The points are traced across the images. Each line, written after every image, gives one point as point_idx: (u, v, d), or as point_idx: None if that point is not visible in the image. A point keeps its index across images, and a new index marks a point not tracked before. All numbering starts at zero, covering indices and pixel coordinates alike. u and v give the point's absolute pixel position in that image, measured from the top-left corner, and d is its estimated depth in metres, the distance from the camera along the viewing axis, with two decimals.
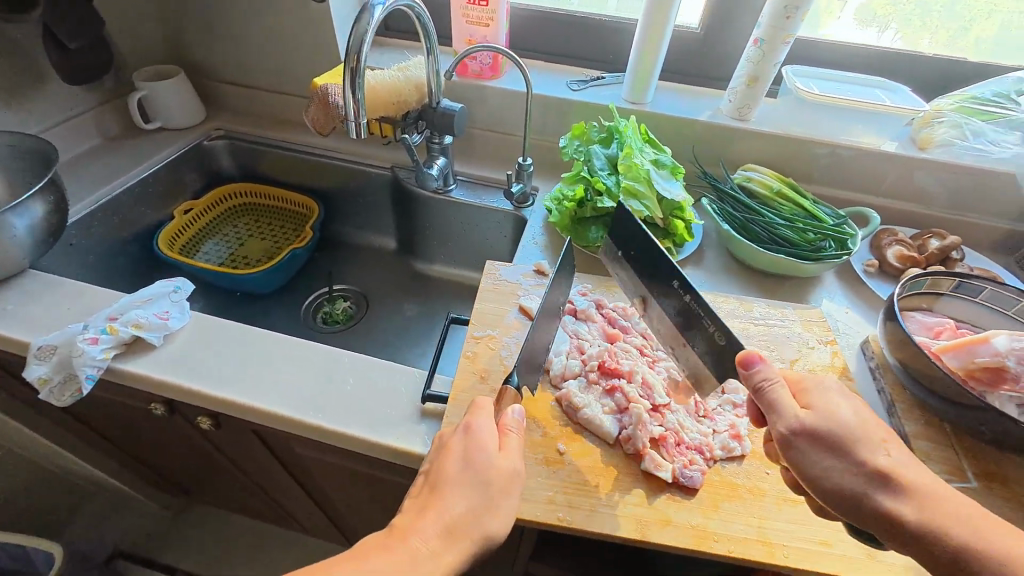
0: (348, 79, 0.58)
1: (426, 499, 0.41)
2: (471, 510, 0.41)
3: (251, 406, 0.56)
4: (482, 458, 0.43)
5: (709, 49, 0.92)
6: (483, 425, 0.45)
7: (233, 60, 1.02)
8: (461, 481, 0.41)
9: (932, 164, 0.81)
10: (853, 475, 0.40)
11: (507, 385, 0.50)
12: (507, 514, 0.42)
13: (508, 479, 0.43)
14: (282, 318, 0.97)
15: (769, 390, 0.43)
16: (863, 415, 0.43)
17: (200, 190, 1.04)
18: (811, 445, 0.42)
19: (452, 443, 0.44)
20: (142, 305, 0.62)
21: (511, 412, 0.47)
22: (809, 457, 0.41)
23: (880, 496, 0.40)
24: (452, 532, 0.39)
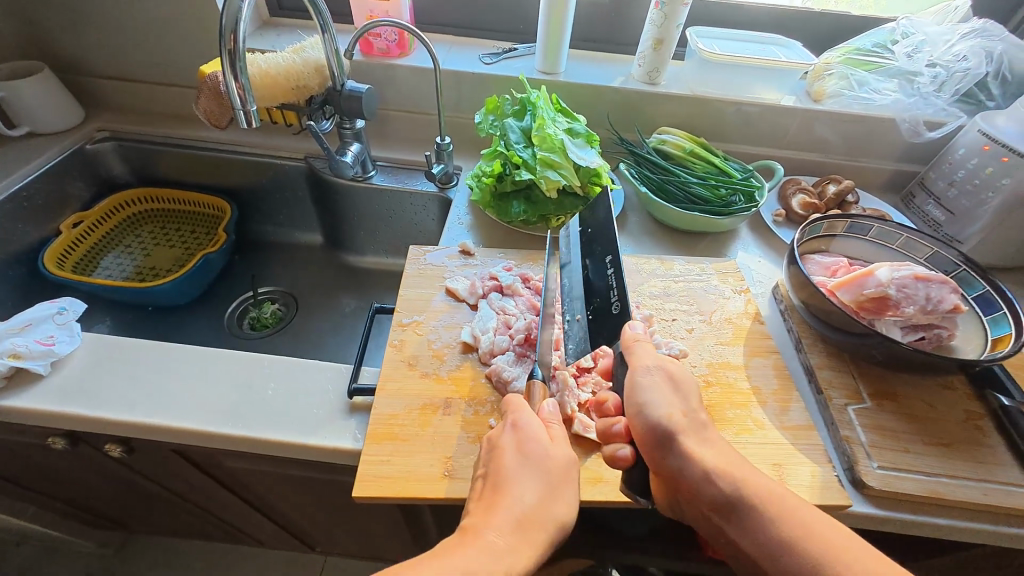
0: (228, 64, 0.53)
1: (489, 498, 0.40)
2: (538, 502, 0.40)
3: (161, 426, 0.52)
4: (535, 447, 0.43)
5: (615, 15, 0.92)
6: (529, 418, 0.45)
7: (108, 51, 0.91)
8: (521, 472, 0.41)
9: (826, 114, 0.86)
10: (682, 415, 0.45)
11: (534, 378, 0.50)
12: (571, 503, 0.42)
13: (565, 466, 0.43)
14: (204, 328, 0.91)
15: (638, 345, 0.48)
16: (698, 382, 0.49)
17: (90, 200, 0.94)
18: (660, 385, 0.47)
19: (502, 440, 0.44)
20: (19, 333, 0.55)
21: (546, 405, 0.48)
22: (649, 389, 0.46)
23: (686, 439, 0.44)
24: (523, 524, 0.38)
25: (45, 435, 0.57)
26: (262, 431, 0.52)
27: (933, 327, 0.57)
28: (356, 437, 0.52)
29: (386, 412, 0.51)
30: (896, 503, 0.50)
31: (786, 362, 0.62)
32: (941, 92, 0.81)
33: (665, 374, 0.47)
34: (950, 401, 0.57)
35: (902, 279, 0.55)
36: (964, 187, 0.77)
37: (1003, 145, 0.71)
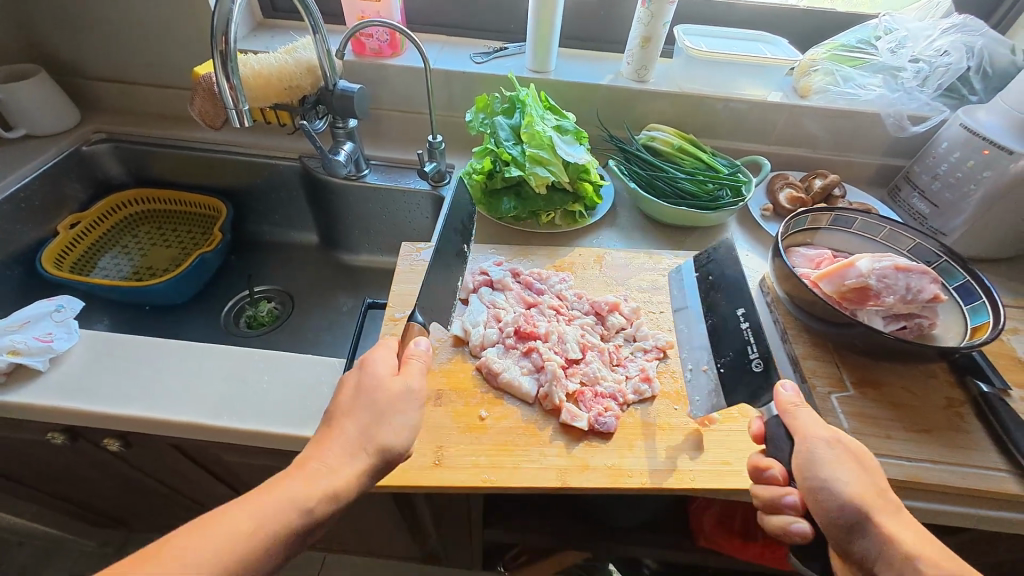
0: (220, 65, 0.54)
1: (322, 433, 0.45)
2: (363, 432, 0.44)
3: (157, 419, 0.53)
4: (369, 385, 0.46)
5: (604, 14, 0.93)
6: (376, 359, 0.48)
7: (103, 53, 0.92)
8: (353, 409, 0.45)
9: (812, 110, 0.87)
10: (874, 495, 0.42)
11: (412, 319, 0.52)
12: (406, 428, 0.45)
13: (404, 396, 0.46)
14: (201, 327, 0.92)
15: (797, 411, 0.47)
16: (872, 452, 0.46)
17: (87, 201, 0.95)
18: (844, 462, 0.43)
19: (349, 381, 0.48)
20: (18, 330, 0.56)
21: (414, 344, 0.50)
22: (829, 465, 0.43)
23: (884, 520, 0.41)
24: (350, 451, 0.43)
25: (45, 430, 0.58)
26: (257, 424, 0.53)
27: (914, 316, 0.58)
28: None
29: None
30: None
31: (772, 352, 0.63)
32: (925, 87, 0.82)
33: (847, 450, 0.44)
34: (931, 388, 0.58)
35: (882, 269, 0.56)
36: (947, 180, 0.78)
37: (984, 138, 0.72)
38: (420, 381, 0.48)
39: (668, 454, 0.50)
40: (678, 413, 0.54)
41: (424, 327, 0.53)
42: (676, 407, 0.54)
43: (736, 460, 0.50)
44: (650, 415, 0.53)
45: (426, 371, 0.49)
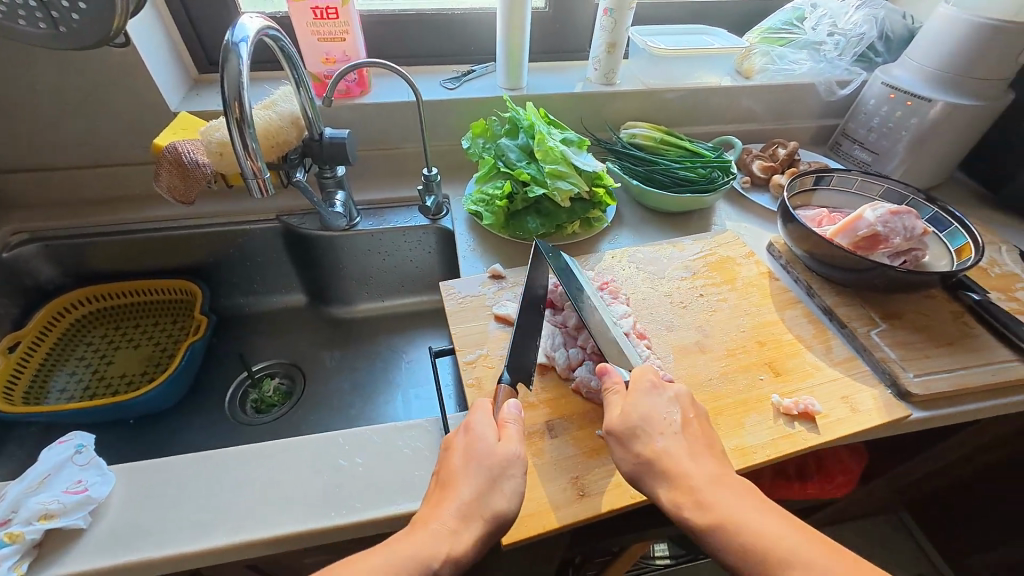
0: (237, 129, 0.49)
1: (436, 495, 0.43)
2: (478, 495, 0.42)
3: (250, 542, 0.46)
4: (481, 447, 0.45)
5: (561, 26, 0.96)
6: (481, 420, 0.47)
7: (11, 141, 0.78)
8: (465, 470, 0.43)
9: (758, 88, 0.97)
10: (631, 465, 0.45)
11: (500, 384, 0.52)
12: (515, 494, 0.43)
13: (512, 462, 0.45)
14: (200, 427, 0.80)
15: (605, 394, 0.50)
16: (667, 411, 0.47)
17: (22, 315, 0.79)
18: (611, 443, 0.46)
19: (455, 443, 0.46)
20: (39, 488, 0.47)
21: (509, 407, 0.49)
22: (607, 451, 0.47)
23: (644, 486, 0.44)
24: (465, 514, 0.41)
25: None
26: (370, 512, 0.48)
27: (911, 251, 0.67)
28: None
29: None
30: (935, 402, 0.59)
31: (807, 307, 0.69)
32: (843, 56, 0.95)
33: (606, 434, 0.47)
34: (936, 307, 0.68)
35: (885, 216, 0.65)
36: (881, 131, 0.91)
37: (904, 92, 0.86)
38: (520, 444, 0.47)
39: (775, 422, 0.54)
40: (764, 382, 0.58)
41: (511, 389, 0.53)
42: (761, 377, 0.59)
43: (829, 410, 0.56)
44: (744, 391, 0.57)
45: (522, 434, 0.47)
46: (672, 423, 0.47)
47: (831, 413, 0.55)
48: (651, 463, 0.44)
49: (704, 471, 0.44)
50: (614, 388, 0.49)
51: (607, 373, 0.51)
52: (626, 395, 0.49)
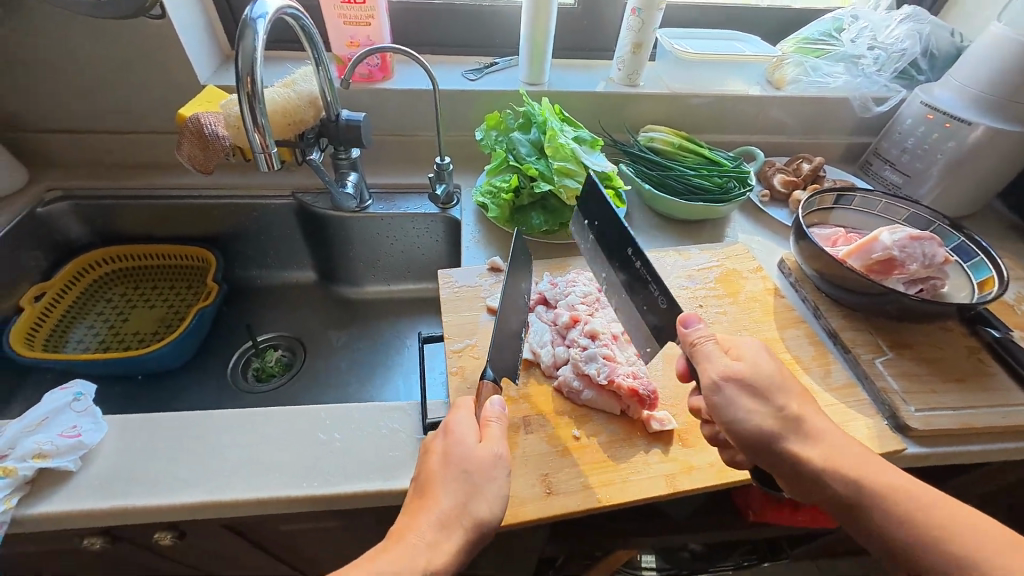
0: (247, 105, 0.50)
1: (415, 503, 0.43)
2: (458, 503, 0.42)
3: (224, 502, 0.48)
4: (460, 452, 0.44)
5: (589, 24, 0.95)
6: (460, 422, 0.46)
7: (52, 102, 0.82)
8: (444, 476, 0.43)
9: (789, 100, 0.94)
10: (772, 417, 0.45)
11: (485, 379, 0.50)
12: (497, 498, 0.44)
13: (494, 462, 0.45)
14: (202, 389, 0.83)
15: (704, 346, 0.47)
16: (784, 370, 0.48)
17: (49, 268, 0.84)
18: (738, 391, 0.46)
19: (434, 447, 0.45)
20: (36, 429, 0.49)
21: (490, 402, 0.48)
22: (734, 405, 0.45)
23: (787, 441, 0.45)
24: (444, 524, 0.41)
25: (78, 537, 0.51)
26: (341, 487, 0.49)
27: (930, 279, 0.64)
28: None
29: None
30: (936, 439, 0.56)
31: (811, 328, 0.67)
32: (882, 71, 0.91)
33: (735, 381, 0.46)
34: (951, 340, 0.65)
35: (903, 241, 0.62)
36: (915, 152, 0.87)
37: (944, 113, 0.81)
38: (503, 442, 0.46)
39: None
40: None
41: (495, 385, 0.51)
42: None
43: None
44: None
45: (505, 434, 0.47)
46: (792, 385, 0.47)
47: None
48: (797, 415, 0.45)
49: (835, 432, 0.46)
50: (710, 339, 0.47)
51: (694, 326, 0.47)
52: (731, 351, 0.48)
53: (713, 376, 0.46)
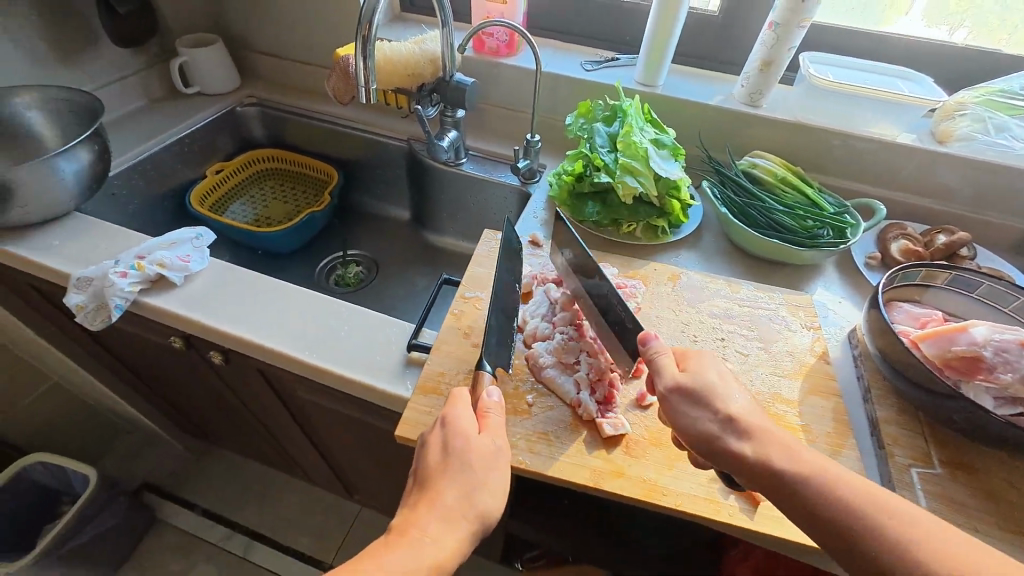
0: (360, 47, 0.65)
1: (417, 498, 0.44)
2: (461, 496, 0.43)
3: (250, 343, 0.62)
4: (459, 445, 0.46)
5: (728, 33, 0.92)
6: (459, 415, 0.48)
7: (268, 31, 1.08)
8: (446, 470, 0.44)
9: (952, 158, 0.78)
10: (713, 422, 0.45)
11: (480, 370, 0.52)
12: (497, 489, 0.45)
13: (493, 455, 0.46)
14: (295, 276, 1.03)
15: (659, 360, 0.48)
16: (727, 377, 0.48)
17: (232, 153, 1.11)
18: (681, 400, 0.46)
19: (433, 439, 0.47)
20: (167, 248, 0.69)
21: (488, 394, 0.50)
22: (679, 411, 0.46)
23: (729, 440, 0.44)
24: (448, 517, 0.42)
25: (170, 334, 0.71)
26: (329, 365, 0.59)
27: None
28: (408, 387, 0.58)
29: (436, 370, 0.57)
30: None
31: (849, 408, 0.58)
32: None
33: (680, 391, 0.46)
34: None
35: (1002, 342, 0.51)
36: None
37: None
38: (502, 434, 0.48)
39: (709, 482, 0.49)
40: None
41: (491, 375, 0.53)
42: None
43: (785, 507, 0.48)
44: None
45: (502, 424, 0.49)
46: (736, 390, 0.47)
47: (787, 510, 0.47)
48: (741, 417, 0.44)
49: (772, 425, 0.45)
50: (666, 353, 0.48)
51: (652, 343, 0.48)
52: (682, 363, 0.49)
53: (659, 387, 0.47)
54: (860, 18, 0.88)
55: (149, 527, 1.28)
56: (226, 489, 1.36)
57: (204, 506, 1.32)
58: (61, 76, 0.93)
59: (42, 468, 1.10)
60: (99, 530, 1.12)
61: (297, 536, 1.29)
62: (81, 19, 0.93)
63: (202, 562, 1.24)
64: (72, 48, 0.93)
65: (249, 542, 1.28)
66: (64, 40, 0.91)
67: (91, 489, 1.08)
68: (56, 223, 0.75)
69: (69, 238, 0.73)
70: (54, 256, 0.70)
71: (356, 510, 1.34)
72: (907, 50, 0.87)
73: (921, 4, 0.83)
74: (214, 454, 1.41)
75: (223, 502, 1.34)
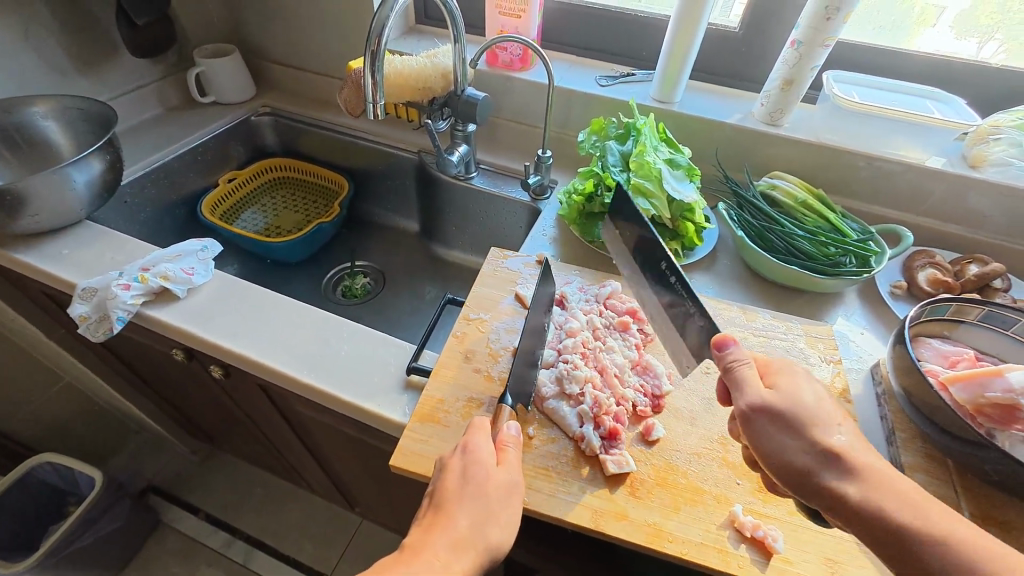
0: (368, 62, 0.64)
1: (430, 520, 0.42)
2: (472, 526, 0.41)
3: (251, 357, 0.61)
4: (478, 473, 0.44)
5: (747, 50, 0.90)
6: (480, 443, 0.46)
7: (284, 42, 1.08)
8: (461, 496, 0.42)
9: (984, 184, 0.74)
10: (806, 454, 0.40)
11: (502, 403, 0.51)
12: (509, 524, 0.43)
13: (508, 488, 0.44)
14: (303, 286, 1.03)
15: (738, 370, 0.44)
16: (824, 399, 0.43)
17: (245, 162, 1.11)
18: (769, 423, 0.41)
19: (451, 464, 0.45)
20: (172, 259, 0.69)
21: (507, 427, 0.48)
22: (769, 437, 0.41)
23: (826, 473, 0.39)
24: (458, 545, 0.40)
25: (170, 345, 0.70)
26: (326, 384, 0.58)
27: None
28: (405, 413, 0.56)
29: (435, 396, 0.55)
30: None
31: None
32: None
33: (769, 415, 0.42)
34: None
35: None
36: None
37: None
38: (518, 470, 0.46)
39: (718, 529, 0.46)
40: (738, 488, 0.49)
41: (513, 412, 0.51)
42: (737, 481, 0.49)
43: (799, 561, 0.45)
44: (706, 482, 0.49)
45: (520, 460, 0.47)
46: (836, 417, 0.42)
47: (800, 565, 0.44)
48: (841, 449, 0.40)
49: (881, 463, 0.40)
50: (748, 362, 0.44)
51: (731, 349, 0.44)
52: (766, 378, 0.44)
53: (740, 405, 0.43)
54: (887, 36, 0.84)
55: (152, 530, 1.28)
56: (228, 494, 1.36)
57: (206, 511, 1.32)
58: (79, 84, 0.94)
59: (50, 469, 1.10)
60: (102, 533, 1.12)
61: (297, 545, 1.28)
62: (101, 29, 0.94)
63: (202, 568, 1.24)
64: (92, 57, 0.95)
65: (250, 549, 1.27)
66: (84, 50, 0.93)
67: (96, 492, 1.08)
68: (66, 231, 0.76)
69: (78, 247, 0.73)
70: (62, 265, 0.71)
71: (358, 522, 1.32)
72: (938, 68, 0.84)
73: (949, 16, 0.80)
74: (219, 459, 1.42)
75: (225, 507, 1.33)
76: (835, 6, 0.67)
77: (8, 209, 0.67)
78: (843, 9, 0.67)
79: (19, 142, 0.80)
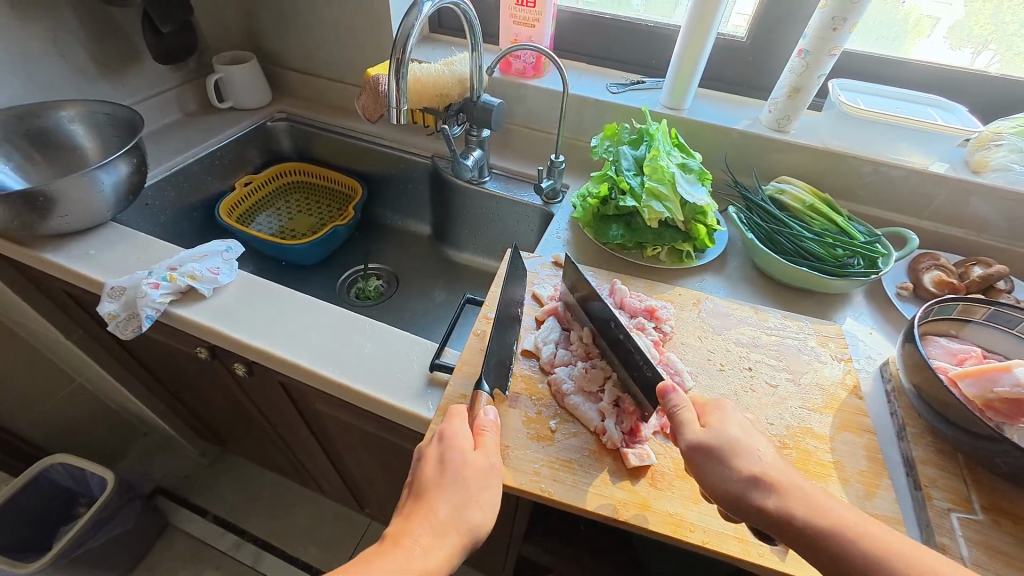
0: (393, 69, 0.66)
1: (411, 509, 0.43)
2: (451, 511, 0.43)
3: (269, 351, 0.62)
4: (455, 457, 0.45)
5: (753, 59, 0.92)
6: (457, 430, 0.47)
7: (300, 48, 1.11)
8: (439, 484, 0.44)
9: (987, 189, 0.77)
10: (740, 478, 0.42)
11: (479, 389, 0.53)
12: (489, 506, 0.44)
13: (486, 469, 0.46)
14: (317, 288, 1.05)
15: (675, 412, 0.46)
16: (748, 429, 0.46)
17: (260, 167, 1.13)
18: (704, 456, 0.44)
19: (429, 454, 0.46)
20: (198, 259, 0.70)
21: (484, 412, 0.50)
22: (704, 467, 0.43)
23: (756, 495, 0.42)
24: (439, 531, 0.41)
25: (196, 344, 0.72)
26: (353, 378, 0.59)
27: None
28: (430, 408, 0.57)
29: (458, 392, 0.56)
30: None
31: (882, 447, 0.56)
32: None
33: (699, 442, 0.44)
34: None
35: None
36: None
37: None
38: (497, 452, 0.48)
39: (737, 519, 0.47)
40: None
41: (489, 396, 0.54)
42: None
43: None
44: None
45: (497, 443, 0.49)
46: (759, 442, 0.45)
47: None
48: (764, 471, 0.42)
49: (800, 479, 0.42)
50: (686, 405, 0.46)
51: (672, 396, 0.46)
52: (701, 416, 0.47)
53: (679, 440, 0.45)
54: (889, 45, 0.87)
55: (160, 532, 1.28)
56: (238, 496, 1.36)
57: (212, 513, 1.33)
58: (103, 90, 0.97)
59: (62, 470, 1.11)
60: (112, 535, 1.13)
61: (305, 547, 1.29)
62: (125, 37, 0.97)
63: (209, 569, 1.24)
64: (116, 64, 0.97)
65: (258, 552, 1.27)
66: (109, 56, 0.95)
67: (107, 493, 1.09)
68: (92, 233, 0.78)
69: (104, 247, 0.75)
70: (90, 265, 0.72)
71: (367, 523, 1.33)
72: (937, 77, 0.86)
73: (943, 26, 0.83)
74: (228, 461, 1.42)
75: (234, 509, 1.34)
76: (842, 17, 0.69)
77: (38, 211, 0.69)
78: (850, 20, 0.70)
79: (45, 146, 0.82)
